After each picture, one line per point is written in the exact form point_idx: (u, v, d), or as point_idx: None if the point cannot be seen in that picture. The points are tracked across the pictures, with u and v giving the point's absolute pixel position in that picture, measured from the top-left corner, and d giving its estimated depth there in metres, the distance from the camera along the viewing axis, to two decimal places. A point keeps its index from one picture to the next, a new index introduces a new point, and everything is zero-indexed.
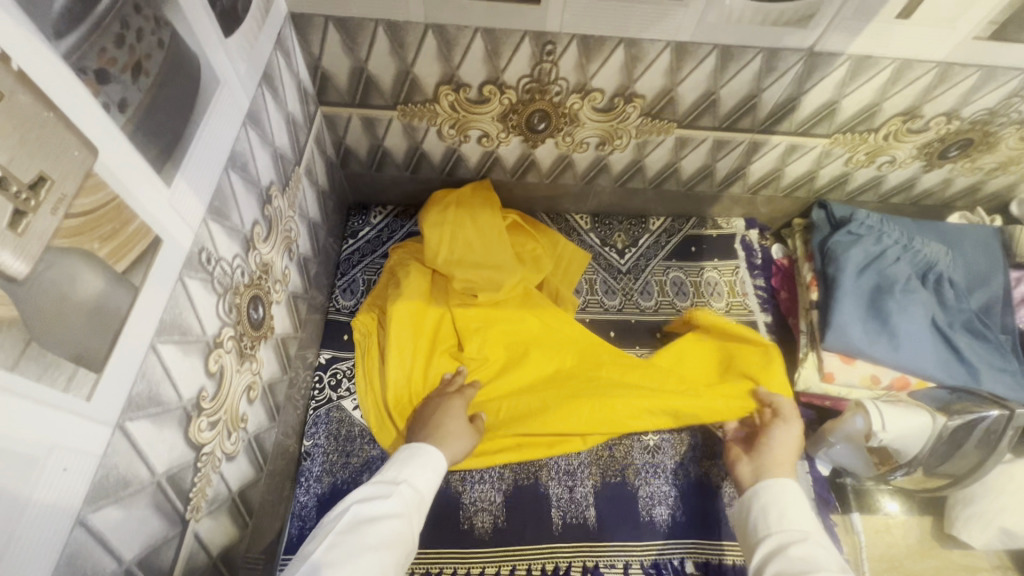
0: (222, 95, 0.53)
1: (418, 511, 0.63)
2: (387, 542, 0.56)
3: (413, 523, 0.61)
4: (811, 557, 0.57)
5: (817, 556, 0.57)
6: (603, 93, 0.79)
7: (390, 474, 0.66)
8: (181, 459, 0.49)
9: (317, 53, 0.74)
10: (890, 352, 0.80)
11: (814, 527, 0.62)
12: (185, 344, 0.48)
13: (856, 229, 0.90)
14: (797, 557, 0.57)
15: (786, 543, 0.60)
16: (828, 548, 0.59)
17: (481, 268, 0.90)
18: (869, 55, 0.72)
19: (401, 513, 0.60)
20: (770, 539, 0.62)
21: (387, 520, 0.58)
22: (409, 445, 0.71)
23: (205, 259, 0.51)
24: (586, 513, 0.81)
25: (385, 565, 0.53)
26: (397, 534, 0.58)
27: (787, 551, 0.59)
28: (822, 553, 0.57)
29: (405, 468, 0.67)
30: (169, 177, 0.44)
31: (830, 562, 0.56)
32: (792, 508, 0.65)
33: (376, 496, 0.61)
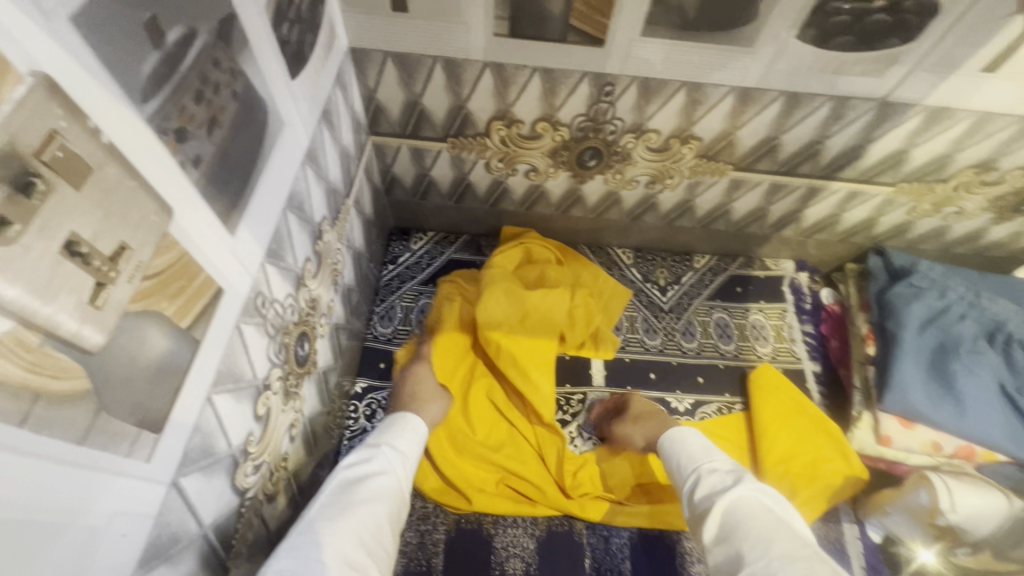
0: (285, 137, 0.52)
1: (406, 471, 0.62)
2: (376, 497, 0.54)
3: (402, 482, 0.60)
4: (714, 487, 0.59)
5: (716, 484, 0.59)
6: (659, 133, 0.77)
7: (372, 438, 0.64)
8: (226, 507, 0.48)
9: (373, 86, 0.73)
10: (955, 418, 0.75)
11: (700, 454, 0.65)
12: (237, 392, 0.48)
13: (918, 282, 0.86)
14: (706, 495, 0.59)
15: (692, 488, 0.62)
16: (718, 469, 0.62)
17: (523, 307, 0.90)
18: (946, 107, 0.69)
19: (389, 471, 0.59)
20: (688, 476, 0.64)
21: (378, 477, 0.57)
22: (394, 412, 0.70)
23: (260, 303, 0.51)
24: (621, 567, 0.77)
25: (379, 522, 0.52)
26: (381, 490, 0.56)
27: (696, 495, 0.60)
28: (717, 477, 0.60)
29: (387, 432, 0.65)
30: (233, 226, 0.44)
31: (728, 481, 0.59)
32: (681, 449, 0.68)
33: (361, 455, 0.59)
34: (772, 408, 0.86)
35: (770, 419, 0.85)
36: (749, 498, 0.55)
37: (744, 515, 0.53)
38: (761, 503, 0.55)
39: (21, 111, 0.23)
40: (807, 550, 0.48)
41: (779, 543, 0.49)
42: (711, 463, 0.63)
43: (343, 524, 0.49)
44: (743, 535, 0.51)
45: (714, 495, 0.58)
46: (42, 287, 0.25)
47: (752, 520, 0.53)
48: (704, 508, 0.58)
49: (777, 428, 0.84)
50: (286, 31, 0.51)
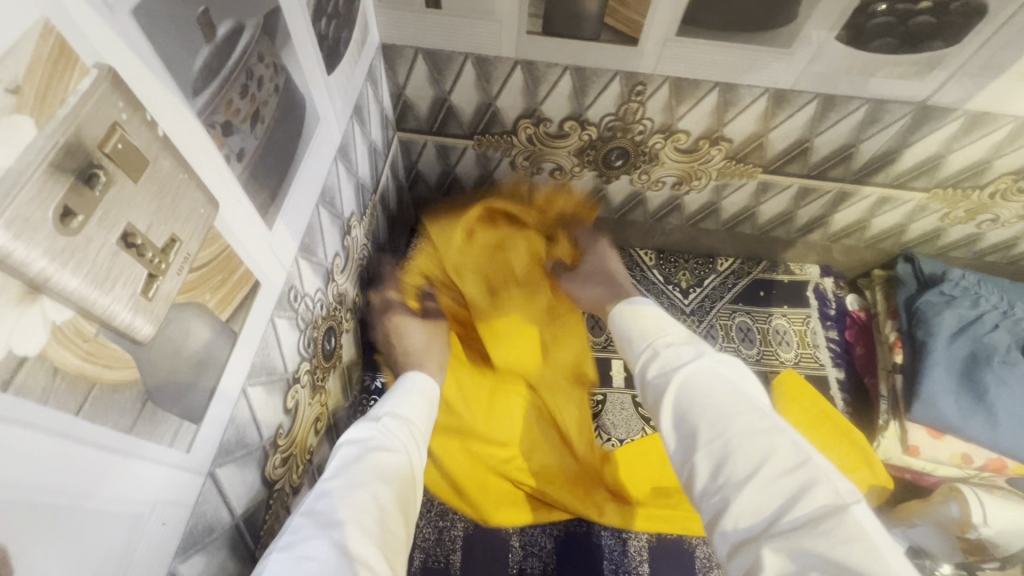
0: (320, 132, 0.52)
1: (416, 446, 0.56)
2: (385, 475, 0.48)
3: (413, 460, 0.54)
4: (669, 360, 0.50)
5: (672, 359, 0.50)
6: (689, 134, 0.76)
7: (377, 411, 0.58)
8: (256, 498, 0.49)
9: (402, 82, 0.73)
10: (986, 430, 0.74)
11: (653, 329, 0.55)
12: (269, 384, 0.48)
13: (949, 290, 0.84)
14: (661, 373, 0.50)
15: (646, 365, 0.52)
16: (674, 342, 0.53)
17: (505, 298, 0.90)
18: (988, 112, 0.67)
19: (399, 446, 0.53)
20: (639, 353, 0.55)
21: (386, 453, 0.51)
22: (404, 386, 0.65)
23: (293, 297, 0.51)
24: (639, 569, 0.77)
25: (383, 502, 0.45)
26: (393, 467, 0.50)
27: (649, 371, 0.51)
28: (675, 353, 0.51)
29: (389, 406, 0.59)
30: (271, 221, 0.44)
31: (686, 357, 0.50)
32: (634, 323, 0.58)
33: (366, 428, 0.53)
34: (797, 413, 0.85)
35: (795, 424, 0.84)
36: (704, 375, 0.47)
37: (699, 391, 0.46)
38: (716, 377, 0.47)
39: (85, 103, 0.24)
40: (770, 428, 0.42)
41: (739, 426, 0.42)
42: (665, 337, 0.54)
43: (345, 507, 0.43)
44: (699, 420, 0.44)
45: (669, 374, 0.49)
46: (101, 279, 0.26)
47: (709, 399, 0.45)
48: (655, 388, 0.49)
49: (801, 434, 0.83)
50: (324, 26, 0.51)
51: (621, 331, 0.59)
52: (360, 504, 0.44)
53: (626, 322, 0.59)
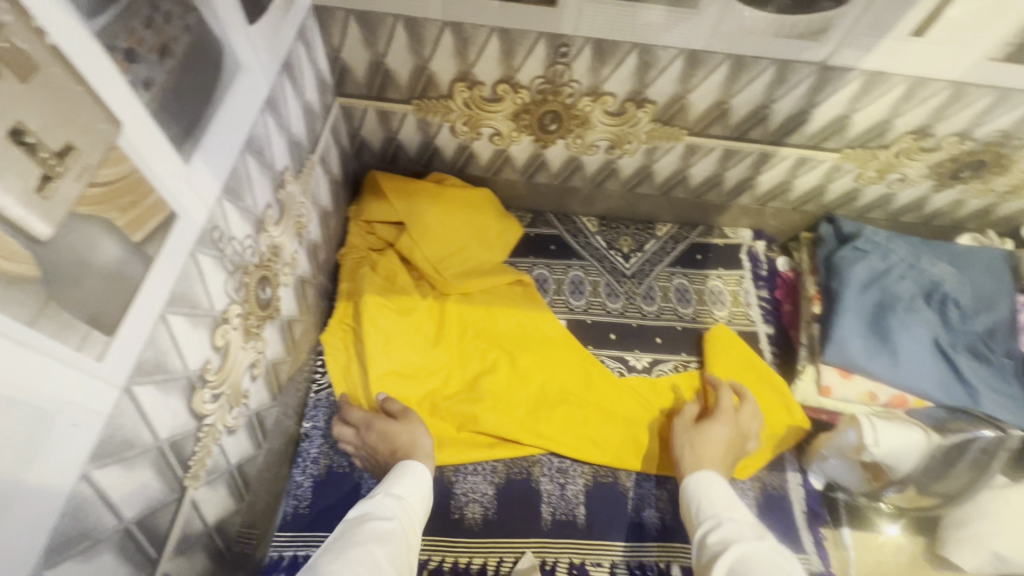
0: (242, 80, 0.54)
1: (412, 521, 0.64)
2: (379, 537, 0.57)
3: (408, 531, 0.62)
4: (728, 534, 0.59)
5: (734, 535, 0.59)
6: (615, 97, 0.80)
7: (383, 488, 0.66)
8: (183, 427, 0.51)
9: (337, 45, 0.75)
10: (890, 367, 0.81)
11: (724, 505, 0.64)
12: (193, 317, 0.50)
13: (862, 245, 0.91)
14: (718, 541, 0.59)
15: (709, 531, 0.62)
16: (739, 521, 0.61)
17: (444, 245, 0.95)
18: (881, 72, 0.73)
19: (397, 518, 0.61)
20: (703, 525, 0.63)
21: (381, 520, 0.60)
22: (406, 467, 0.71)
23: (217, 237, 0.53)
24: (575, 511, 0.82)
25: (375, 556, 0.54)
26: (385, 533, 0.58)
27: (709, 538, 0.60)
28: (735, 528, 0.60)
29: (389, 482, 0.68)
30: (187, 155, 0.46)
31: (746, 534, 0.59)
32: (704, 493, 0.67)
33: (371, 504, 0.62)
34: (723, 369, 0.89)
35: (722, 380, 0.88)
36: (759, 552, 0.56)
37: (750, 561, 0.55)
38: (770, 557, 0.55)
39: None
40: None
41: None
42: (731, 513, 0.63)
43: (339, 561, 0.52)
44: None
45: (725, 545, 0.58)
46: None
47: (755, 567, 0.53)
48: (712, 551, 0.58)
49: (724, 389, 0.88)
50: None
51: (691, 495, 0.68)
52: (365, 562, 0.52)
53: (697, 494, 0.68)
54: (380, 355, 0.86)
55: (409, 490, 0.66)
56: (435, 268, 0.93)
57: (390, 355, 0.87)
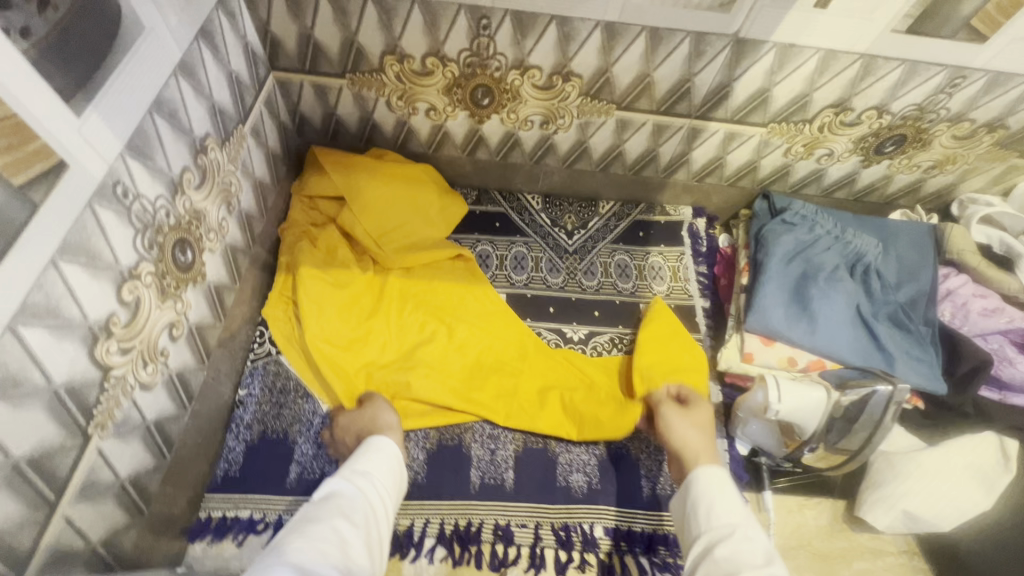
0: (148, 42, 0.55)
1: (380, 497, 0.64)
2: (345, 513, 0.57)
3: (377, 508, 0.62)
4: (738, 554, 0.53)
5: (742, 555, 0.53)
6: (541, 70, 0.82)
7: (354, 465, 0.66)
8: (84, 375, 0.53)
9: (265, 17, 0.77)
10: (808, 334, 0.83)
11: (737, 519, 0.58)
12: (92, 268, 0.52)
13: (790, 219, 0.93)
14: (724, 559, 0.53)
15: (715, 543, 0.56)
16: (755, 549, 0.54)
17: (384, 221, 0.96)
18: (792, 44, 0.75)
19: (367, 497, 0.62)
20: (704, 533, 0.58)
21: (348, 497, 0.60)
22: (375, 442, 0.70)
23: (121, 193, 0.55)
24: (503, 475, 0.84)
25: (341, 532, 0.54)
26: (353, 509, 0.59)
27: (713, 551, 0.55)
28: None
29: (360, 459, 0.68)
30: (79, 108, 0.48)
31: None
32: (715, 495, 0.61)
33: (342, 481, 0.62)
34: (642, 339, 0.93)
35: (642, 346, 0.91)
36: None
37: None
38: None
39: None
40: None
41: None
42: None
43: (303, 539, 0.52)
44: None
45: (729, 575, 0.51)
46: None
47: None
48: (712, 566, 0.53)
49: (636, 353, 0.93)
50: None
51: (692, 492, 0.63)
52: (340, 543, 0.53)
53: (697, 492, 0.62)
54: (316, 322, 0.88)
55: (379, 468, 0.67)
56: (376, 242, 0.95)
57: (326, 325, 0.89)
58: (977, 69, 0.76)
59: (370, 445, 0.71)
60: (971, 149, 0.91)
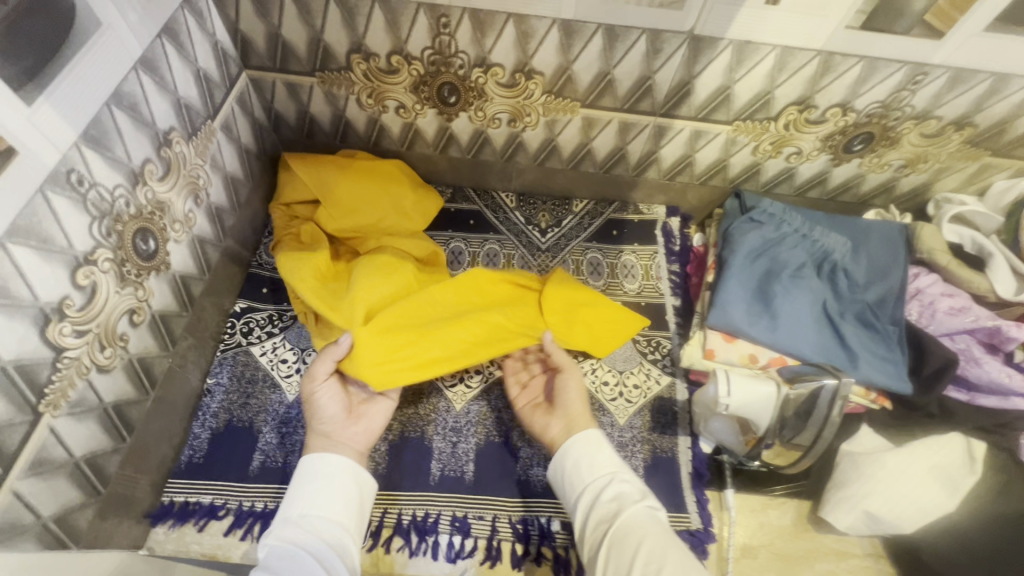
0: (104, 38, 0.58)
1: (332, 529, 0.67)
2: (293, 563, 0.62)
3: (330, 542, 0.66)
4: (622, 495, 0.68)
5: (625, 493, 0.68)
6: (504, 68, 0.83)
7: (292, 510, 0.69)
8: (34, 354, 0.55)
9: (234, 18, 0.80)
10: (769, 331, 0.83)
11: (616, 463, 0.72)
12: (44, 252, 0.54)
13: (758, 216, 0.93)
14: (610, 500, 0.67)
15: (602, 489, 0.69)
16: (631, 481, 0.70)
17: (359, 215, 0.96)
18: (748, 41, 0.76)
19: (308, 540, 0.65)
20: (590, 486, 0.71)
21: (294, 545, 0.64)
22: (306, 472, 0.71)
23: (76, 181, 0.57)
24: (463, 468, 0.84)
25: None
26: (296, 558, 0.62)
27: (600, 497, 0.68)
28: (627, 495, 0.68)
29: (307, 494, 0.70)
30: (29, 98, 0.50)
31: (643, 508, 0.66)
32: (594, 453, 0.73)
33: (282, 532, 0.66)
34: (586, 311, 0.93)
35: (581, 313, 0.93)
36: (640, 514, 0.64)
37: (635, 522, 0.63)
38: (649, 517, 0.64)
39: None
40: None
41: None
42: (631, 493, 0.68)
43: None
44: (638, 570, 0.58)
45: (614, 510, 0.66)
46: None
47: (639, 528, 0.62)
48: (605, 508, 0.67)
49: (573, 326, 0.91)
50: None
51: (575, 454, 0.73)
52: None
53: (579, 455, 0.73)
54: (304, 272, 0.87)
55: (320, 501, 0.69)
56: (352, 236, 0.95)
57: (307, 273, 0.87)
58: (937, 65, 0.76)
59: (314, 467, 0.72)
60: (940, 148, 0.90)
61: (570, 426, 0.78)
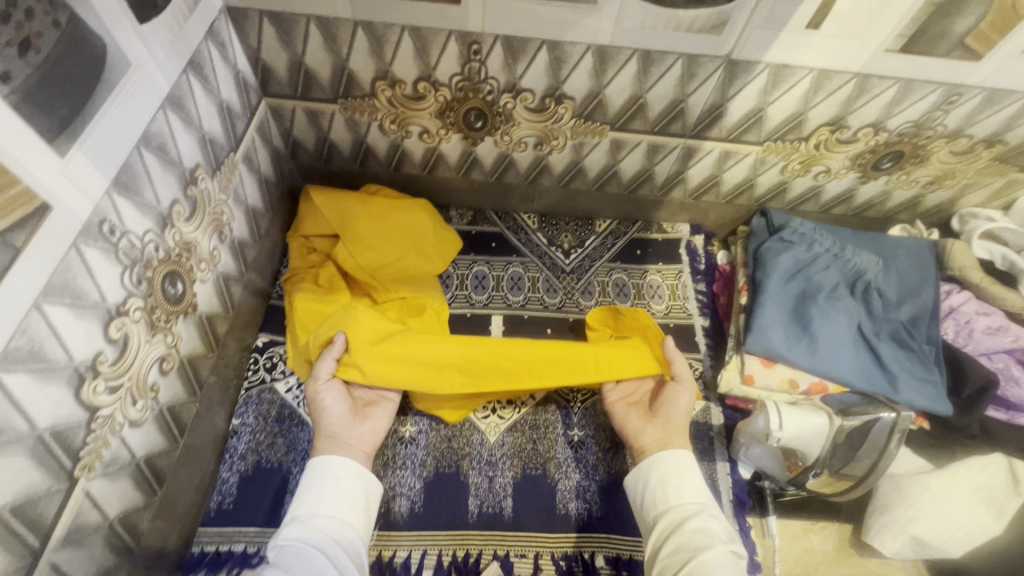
0: (134, 78, 0.55)
1: (339, 531, 0.66)
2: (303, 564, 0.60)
3: (339, 545, 0.64)
4: (708, 529, 0.67)
5: (711, 528, 0.67)
6: (534, 93, 0.82)
7: (300, 509, 0.67)
8: (69, 417, 0.52)
9: (256, 46, 0.77)
10: (808, 355, 0.82)
11: (705, 496, 0.71)
12: (78, 308, 0.51)
13: (788, 237, 0.92)
14: (695, 528, 0.67)
15: (686, 517, 0.69)
16: (719, 519, 0.69)
17: (375, 254, 0.93)
18: (785, 65, 0.75)
19: (318, 538, 0.64)
20: (675, 508, 0.70)
21: (303, 544, 0.62)
22: (316, 472, 0.70)
23: (108, 230, 0.54)
24: (502, 503, 0.82)
25: None
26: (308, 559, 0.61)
27: (685, 523, 0.68)
28: (710, 527, 0.67)
29: (317, 495, 0.68)
30: (62, 148, 0.47)
31: (726, 547, 0.65)
32: (685, 477, 0.72)
33: (288, 531, 0.64)
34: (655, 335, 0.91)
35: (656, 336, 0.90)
36: (719, 558, 0.63)
37: (717, 560, 0.63)
38: (733, 561, 0.64)
39: None
40: None
41: None
42: (716, 528, 0.67)
43: None
44: None
45: (696, 543, 0.65)
46: None
47: (721, 565, 0.62)
48: (686, 531, 0.67)
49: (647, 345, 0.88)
50: None
51: (661, 473, 0.73)
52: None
53: (666, 474, 0.73)
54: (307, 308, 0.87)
55: (333, 501, 0.68)
56: (370, 276, 0.93)
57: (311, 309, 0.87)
58: (973, 86, 0.76)
59: (322, 464, 0.71)
60: (969, 165, 0.90)
61: (669, 441, 0.77)
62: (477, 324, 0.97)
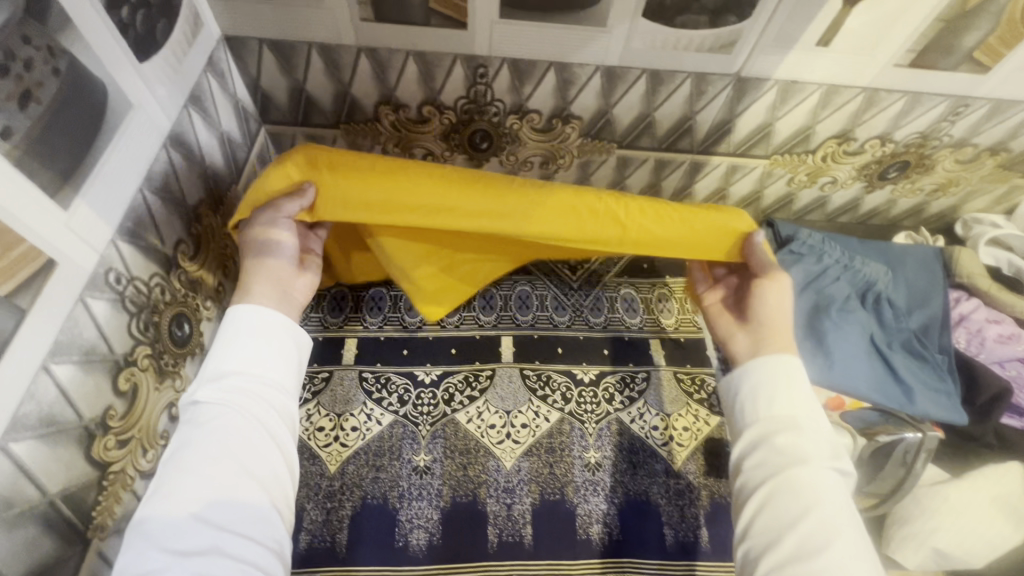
0: (136, 118, 0.53)
1: (267, 397, 0.53)
2: (224, 437, 0.49)
3: (269, 414, 0.52)
4: (802, 444, 0.54)
5: (806, 445, 0.54)
6: (541, 114, 0.80)
7: (213, 367, 0.54)
8: (80, 478, 0.49)
9: (255, 73, 0.74)
10: (824, 370, 0.82)
11: (804, 404, 0.57)
12: (86, 365, 0.49)
13: (797, 249, 0.90)
14: (782, 445, 0.54)
15: (772, 432, 0.56)
16: (819, 432, 0.55)
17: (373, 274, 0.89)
18: (794, 81, 0.75)
19: (242, 401, 0.51)
20: (760, 420, 0.57)
21: (220, 413, 0.50)
22: (233, 329, 0.56)
23: (114, 280, 0.52)
24: (521, 532, 0.81)
25: (218, 470, 0.47)
26: (229, 432, 0.49)
27: (773, 438, 0.55)
28: (803, 441, 0.54)
29: (234, 356, 0.54)
30: (66, 201, 0.45)
31: (825, 468, 0.53)
32: (777, 385, 0.58)
33: (203, 394, 0.52)
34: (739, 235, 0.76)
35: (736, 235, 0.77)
36: (819, 477, 0.52)
37: (812, 489, 0.51)
38: (833, 484, 0.52)
39: None
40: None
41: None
42: (814, 444, 0.54)
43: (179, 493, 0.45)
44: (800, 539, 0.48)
45: (781, 465, 0.53)
46: None
47: (815, 494, 0.50)
48: (770, 449, 0.55)
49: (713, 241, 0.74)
50: (128, 14, 0.51)
51: (750, 379, 0.60)
52: (222, 523, 0.45)
53: (755, 381, 0.59)
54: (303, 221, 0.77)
55: (255, 362, 0.54)
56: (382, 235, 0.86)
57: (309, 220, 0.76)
58: (979, 97, 0.76)
59: (241, 312, 0.57)
60: (974, 172, 0.90)
61: (763, 344, 0.63)
62: (487, 347, 0.96)
